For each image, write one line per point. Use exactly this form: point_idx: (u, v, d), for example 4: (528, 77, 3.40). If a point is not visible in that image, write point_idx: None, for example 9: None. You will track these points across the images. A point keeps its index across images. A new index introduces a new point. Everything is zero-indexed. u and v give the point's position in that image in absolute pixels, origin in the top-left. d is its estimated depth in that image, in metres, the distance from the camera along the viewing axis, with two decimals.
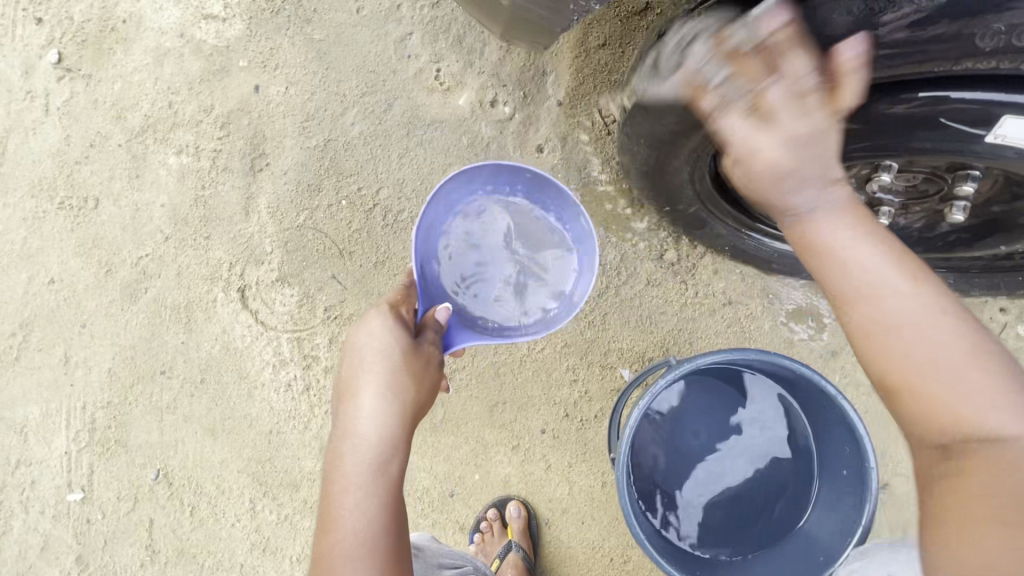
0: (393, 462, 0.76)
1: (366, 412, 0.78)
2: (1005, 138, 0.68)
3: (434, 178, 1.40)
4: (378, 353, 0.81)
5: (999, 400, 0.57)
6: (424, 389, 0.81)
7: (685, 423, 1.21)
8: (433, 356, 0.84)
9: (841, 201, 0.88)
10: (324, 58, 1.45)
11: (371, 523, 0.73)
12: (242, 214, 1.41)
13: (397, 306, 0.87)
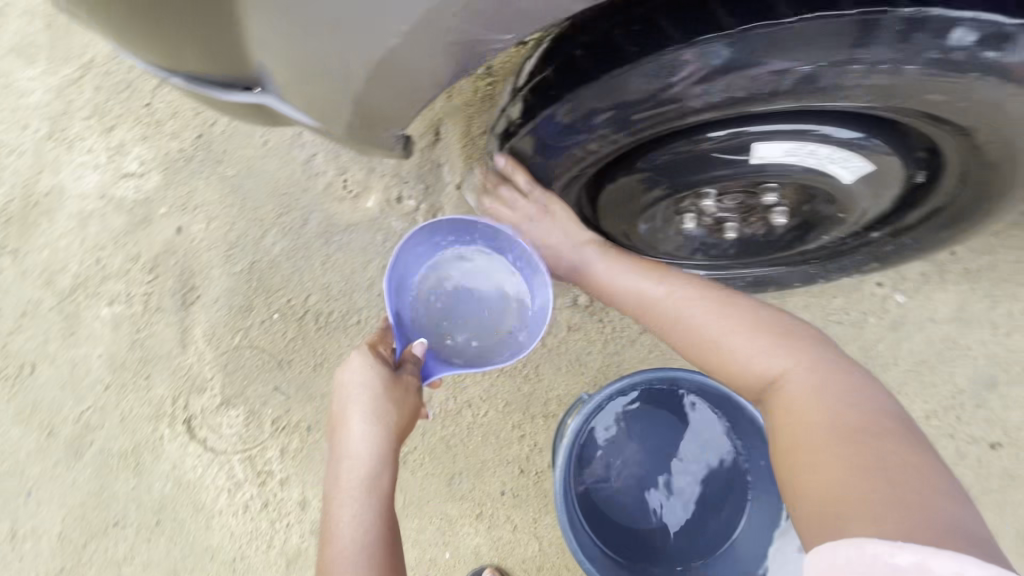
0: (383, 474, 0.90)
1: (358, 433, 0.90)
2: (764, 158, 0.84)
3: (357, 275, 1.50)
4: (363, 386, 0.92)
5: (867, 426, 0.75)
6: (404, 413, 0.94)
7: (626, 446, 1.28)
8: (412, 384, 0.96)
9: (688, 225, 1.04)
10: (239, 191, 1.58)
11: (366, 527, 0.87)
12: (179, 347, 1.47)
13: (375, 345, 0.98)
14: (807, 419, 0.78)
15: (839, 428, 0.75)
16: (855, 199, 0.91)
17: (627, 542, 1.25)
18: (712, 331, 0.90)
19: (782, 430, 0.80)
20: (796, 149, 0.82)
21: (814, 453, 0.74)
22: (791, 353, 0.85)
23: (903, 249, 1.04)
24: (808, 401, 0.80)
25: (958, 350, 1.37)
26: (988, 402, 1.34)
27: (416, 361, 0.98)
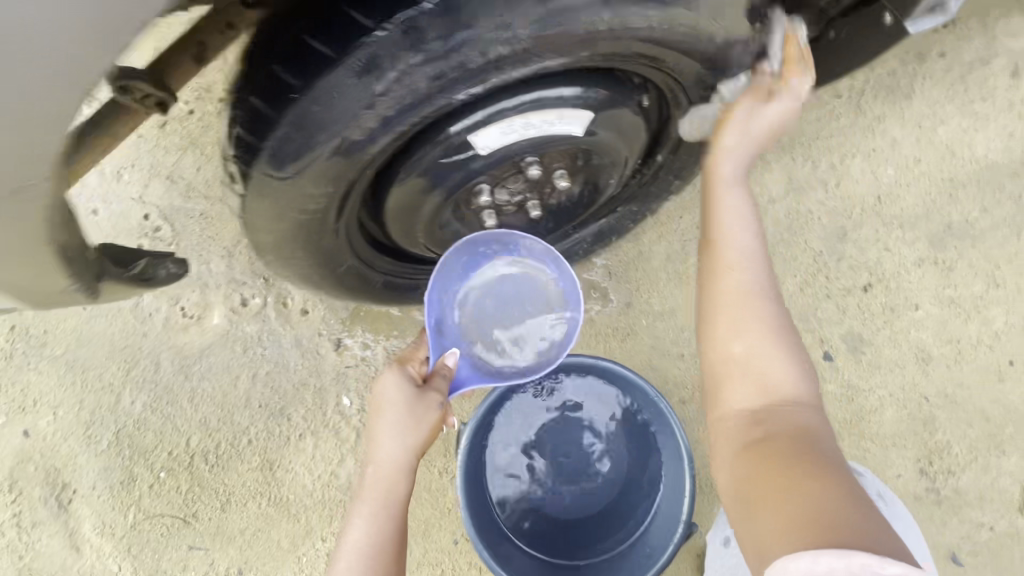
0: (402, 484, 0.84)
1: (383, 441, 0.84)
2: (489, 146, 0.82)
3: (230, 396, 1.41)
4: (392, 400, 0.86)
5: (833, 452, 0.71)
6: (426, 429, 0.86)
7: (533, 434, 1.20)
8: (436, 400, 0.87)
9: (492, 222, 1.02)
10: (75, 365, 1.44)
11: (379, 537, 0.80)
12: (74, 553, 1.33)
13: (405, 364, 0.93)
14: (798, 434, 0.72)
15: (825, 465, 0.68)
16: (609, 144, 0.91)
17: (547, 536, 1.16)
18: (739, 328, 0.78)
19: (763, 442, 0.72)
20: (508, 127, 0.80)
21: (783, 477, 0.68)
22: (810, 390, 0.76)
23: (691, 162, 1.04)
24: (800, 422, 0.73)
25: (803, 219, 1.43)
26: (846, 253, 1.40)
27: (449, 373, 0.92)
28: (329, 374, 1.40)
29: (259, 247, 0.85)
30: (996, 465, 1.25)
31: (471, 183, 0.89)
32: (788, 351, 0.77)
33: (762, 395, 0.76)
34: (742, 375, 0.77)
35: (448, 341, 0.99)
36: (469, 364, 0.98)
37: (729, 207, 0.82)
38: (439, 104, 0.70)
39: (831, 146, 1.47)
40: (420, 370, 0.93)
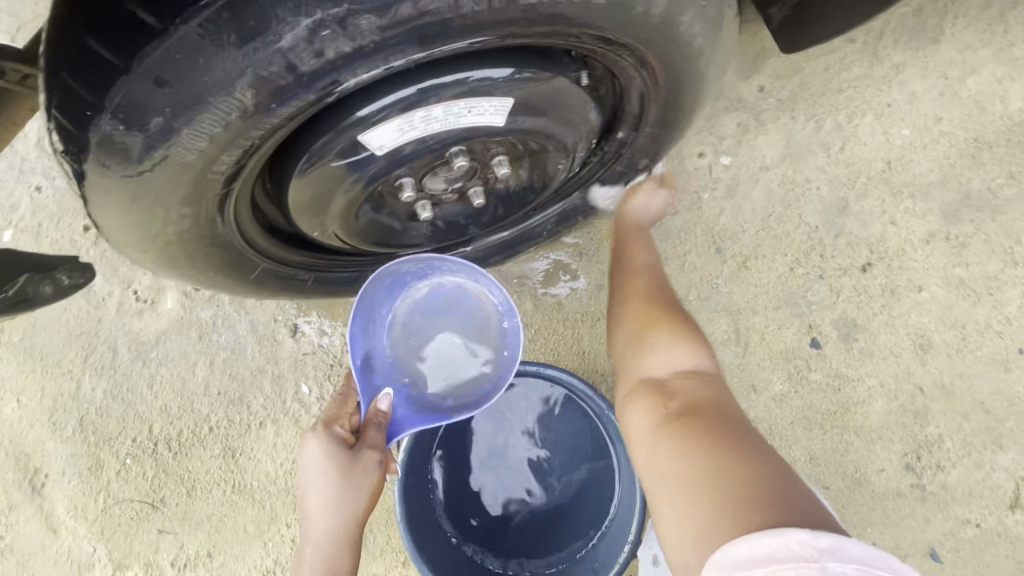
0: (342, 557, 0.84)
1: (319, 517, 0.84)
2: (386, 144, 0.71)
3: (190, 383, 1.37)
4: (319, 473, 0.83)
5: (750, 433, 0.72)
6: (367, 495, 0.86)
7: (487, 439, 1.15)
8: (374, 462, 0.85)
9: (428, 214, 0.90)
10: (34, 351, 1.41)
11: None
12: (50, 535, 1.36)
13: (332, 424, 0.88)
14: (715, 417, 0.74)
15: (734, 430, 0.71)
16: (547, 130, 0.77)
17: (493, 543, 1.12)
18: (651, 335, 0.91)
19: (677, 414, 0.77)
20: (406, 121, 0.68)
21: (699, 443, 0.69)
22: (714, 370, 0.86)
23: (657, 138, 0.89)
24: (716, 406, 0.77)
25: (799, 189, 1.27)
26: (845, 227, 1.25)
27: (382, 423, 0.88)
28: (287, 361, 1.35)
29: (133, 255, 0.75)
30: (990, 461, 1.16)
31: (382, 181, 0.78)
32: (689, 339, 0.89)
33: (681, 383, 0.82)
34: (653, 361, 0.87)
35: (381, 380, 0.96)
36: (406, 400, 0.95)
37: (644, 248, 1.10)
38: (303, 105, 0.59)
39: (837, 103, 1.29)
40: (350, 425, 0.89)
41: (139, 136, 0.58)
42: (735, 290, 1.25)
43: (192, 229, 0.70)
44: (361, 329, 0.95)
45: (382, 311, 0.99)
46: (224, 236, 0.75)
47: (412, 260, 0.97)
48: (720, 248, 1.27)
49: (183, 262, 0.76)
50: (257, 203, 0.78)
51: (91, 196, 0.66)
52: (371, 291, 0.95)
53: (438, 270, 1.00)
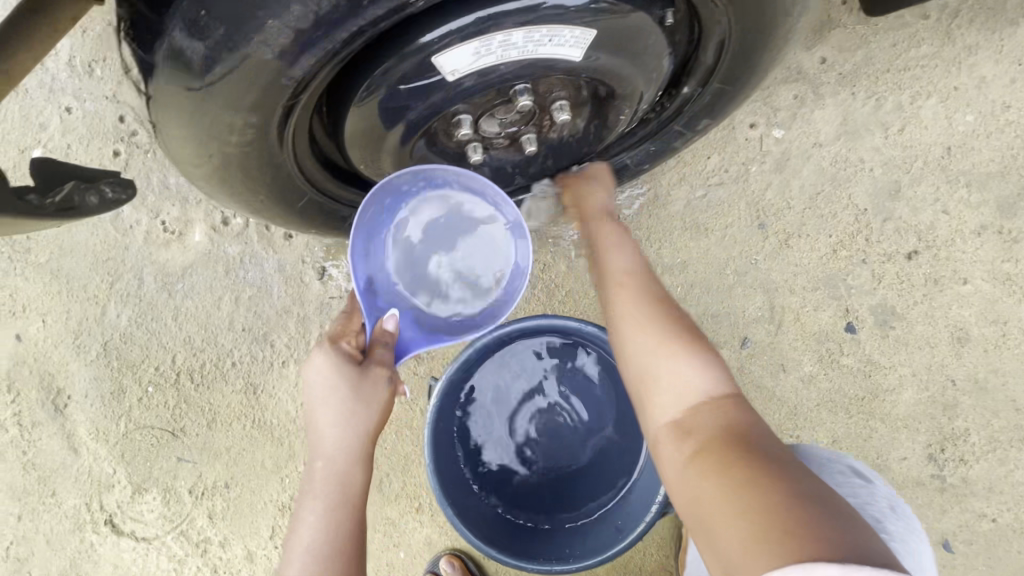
0: (357, 475, 0.77)
1: (330, 431, 0.77)
2: (459, 70, 0.68)
3: (214, 317, 1.37)
4: (330, 384, 0.78)
5: (780, 453, 0.61)
6: (378, 412, 0.79)
7: (509, 391, 1.08)
8: (384, 376, 0.79)
9: (479, 157, 0.87)
10: (60, 274, 1.40)
11: (336, 531, 0.74)
12: (71, 454, 1.38)
13: (338, 340, 0.82)
14: (734, 441, 0.62)
15: (758, 458, 0.59)
16: (619, 73, 0.73)
17: (514, 497, 1.08)
18: (640, 340, 0.74)
19: (697, 453, 0.63)
20: (484, 45, 0.65)
21: (732, 491, 0.57)
22: (726, 382, 0.69)
23: (724, 96, 0.85)
24: (730, 423, 0.65)
25: (851, 169, 1.23)
26: (894, 213, 1.21)
27: (391, 341, 0.81)
28: (313, 303, 1.35)
29: (188, 173, 0.74)
30: (1014, 459, 1.15)
31: (443, 114, 0.75)
32: (693, 347, 0.72)
33: (688, 400, 0.69)
34: (657, 381, 0.71)
35: (384, 301, 0.87)
36: (411, 322, 0.87)
37: (622, 241, 0.86)
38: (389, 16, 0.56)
39: (902, 82, 1.23)
40: (357, 343, 0.83)
41: (215, 40, 0.57)
42: (774, 268, 1.23)
43: (250, 149, 0.68)
44: (361, 249, 0.86)
45: (378, 231, 0.88)
46: (280, 160, 0.73)
47: (411, 174, 0.84)
48: (763, 223, 1.24)
49: (235, 184, 0.74)
50: (316, 138, 0.77)
51: (157, 105, 0.65)
52: (368, 209, 0.84)
53: (442, 184, 0.88)
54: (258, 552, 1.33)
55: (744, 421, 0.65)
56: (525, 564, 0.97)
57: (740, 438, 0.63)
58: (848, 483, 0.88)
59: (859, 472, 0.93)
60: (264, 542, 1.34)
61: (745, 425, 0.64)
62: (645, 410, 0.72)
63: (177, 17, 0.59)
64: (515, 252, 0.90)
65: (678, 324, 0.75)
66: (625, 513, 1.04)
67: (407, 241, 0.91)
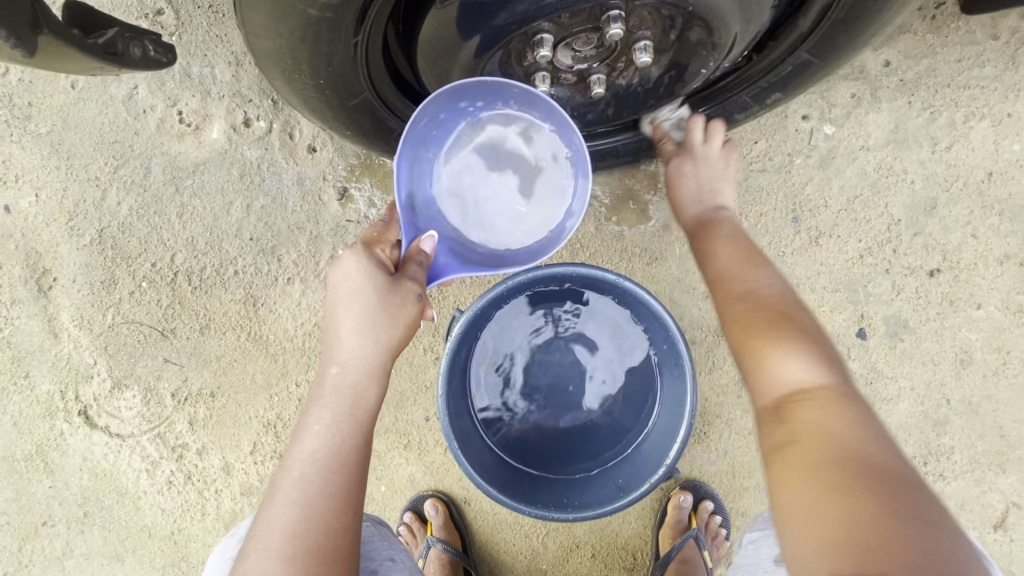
0: (370, 390, 0.73)
1: (349, 337, 0.73)
2: None
3: (221, 221, 1.31)
4: (357, 289, 0.74)
5: (883, 450, 0.61)
6: (403, 326, 0.76)
7: (521, 338, 1.08)
8: (412, 292, 0.75)
9: (543, 88, 0.84)
10: (60, 148, 1.31)
11: (339, 443, 0.70)
12: (51, 338, 1.32)
13: (373, 245, 0.78)
14: (838, 437, 0.62)
15: (860, 453, 0.60)
16: (720, 12, 0.70)
17: (514, 443, 1.08)
18: (763, 336, 0.73)
19: (785, 448, 0.64)
20: None
21: (819, 485, 0.58)
22: (846, 386, 0.68)
23: (805, 70, 0.83)
24: (836, 419, 0.64)
25: (892, 178, 1.22)
26: (925, 228, 1.22)
27: (424, 262, 0.77)
28: (328, 223, 1.30)
29: (250, 41, 0.68)
30: (990, 481, 1.20)
31: (533, 29, 0.70)
32: (803, 337, 0.72)
33: (795, 393, 0.69)
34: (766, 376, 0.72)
35: (422, 223, 0.82)
36: (448, 247, 0.82)
37: (721, 248, 0.84)
38: None
39: (959, 98, 1.21)
40: (392, 254, 0.79)
41: None
42: (799, 263, 1.23)
43: (322, 25, 0.62)
44: (405, 159, 0.79)
45: (428, 144, 0.84)
46: (349, 50, 0.67)
47: (474, 91, 0.80)
48: (797, 218, 1.23)
49: (295, 65, 0.69)
50: (387, 43, 0.72)
51: None
52: (421, 117, 0.78)
53: (498, 104, 0.84)
54: (235, 465, 1.31)
55: (855, 420, 0.64)
56: (521, 505, 0.96)
57: (846, 434, 0.62)
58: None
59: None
60: (243, 456, 1.31)
61: (855, 422, 0.63)
62: (754, 386, 0.74)
63: None
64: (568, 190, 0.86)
65: (804, 324, 0.74)
66: (627, 473, 1.03)
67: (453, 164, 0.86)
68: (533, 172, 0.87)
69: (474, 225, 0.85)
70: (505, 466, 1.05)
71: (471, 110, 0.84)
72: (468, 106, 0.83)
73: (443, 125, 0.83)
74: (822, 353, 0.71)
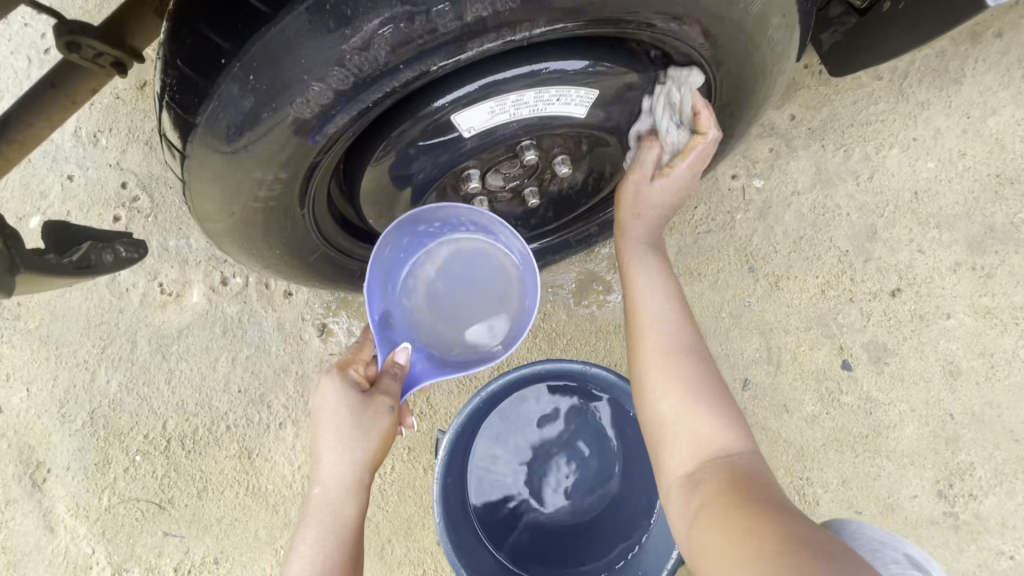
0: (352, 504, 0.77)
1: (328, 457, 0.78)
2: (474, 127, 0.71)
3: (209, 379, 1.34)
4: (333, 410, 0.78)
5: (778, 495, 0.62)
6: (378, 440, 0.79)
7: (526, 436, 1.12)
8: (386, 405, 0.78)
9: (484, 210, 0.92)
10: (49, 340, 1.36)
11: (326, 562, 0.75)
12: (47, 534, 1.29)
13: (347, 367, 0.83)
14: (748, 486, 0.63)
15: (762, 496, 0.61)
16: (615, 126, 0.79)
17: (531, 554, 1.09)
18: (669, 391, 0.75)
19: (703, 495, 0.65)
20: (499, 104, 0.69)
21: (725, 525, 0.59)
22: (751, 443, 0.71)
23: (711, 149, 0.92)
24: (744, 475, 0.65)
25: (830, 214, 1.30)
26: (874, 253, 1.28)
27: (400, 373, 0.80)
28: (312, 360, 1.34)
29: (210, 229, 0.75)
30: (1022, 491, 1.16)
31: (458, 170, 0.79)
32: (723, 411, 0.73)
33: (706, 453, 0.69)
34: (689, 429, 0.72)
35: (397, 335, 0.87)
36: (424, 355, 0.86)
37: (649, 283, 0.83)
38: (413, 77, 0.59)
39: (866, 134, 1.33)
40: (366, 372, 0.83)
41: (235, 117, 0.60)
42: (767, 308, 1.27)
43: (268, 208, 0.70)
44: (378, 284, 0.85)
45: (394, 266, 0.89)
46: (294, 219, 0.74)
47: (430, 216, 0.85)
48: (753, 267, 1.29)
49: (254, 240, 0.76)
50: (332, 201, 0.80)
51: (190, 171, 0.66)
52: (386, 249, 0.84)
53: (450, 223, 0.89)
54: None
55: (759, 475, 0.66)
56: None
57: (757, 484, 0.64)
58: (909, 574, 0.64)
59: (917, 563, 0.68)
60: None
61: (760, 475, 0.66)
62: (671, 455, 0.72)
63: (213, 96, 0.59)
64: (526, 283, 0.90)
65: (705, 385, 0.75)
66: (645, 560, 1.03)
67: (424, 280, 0.92)
68: (500, 276, 0.93)
69: (449, 332, 0.90)
70: None
71: (427, 232, 0.89)
72: (426, 228, 0.88)
73: (404, 250, 0.89)
74: (728, 419, 0.72)
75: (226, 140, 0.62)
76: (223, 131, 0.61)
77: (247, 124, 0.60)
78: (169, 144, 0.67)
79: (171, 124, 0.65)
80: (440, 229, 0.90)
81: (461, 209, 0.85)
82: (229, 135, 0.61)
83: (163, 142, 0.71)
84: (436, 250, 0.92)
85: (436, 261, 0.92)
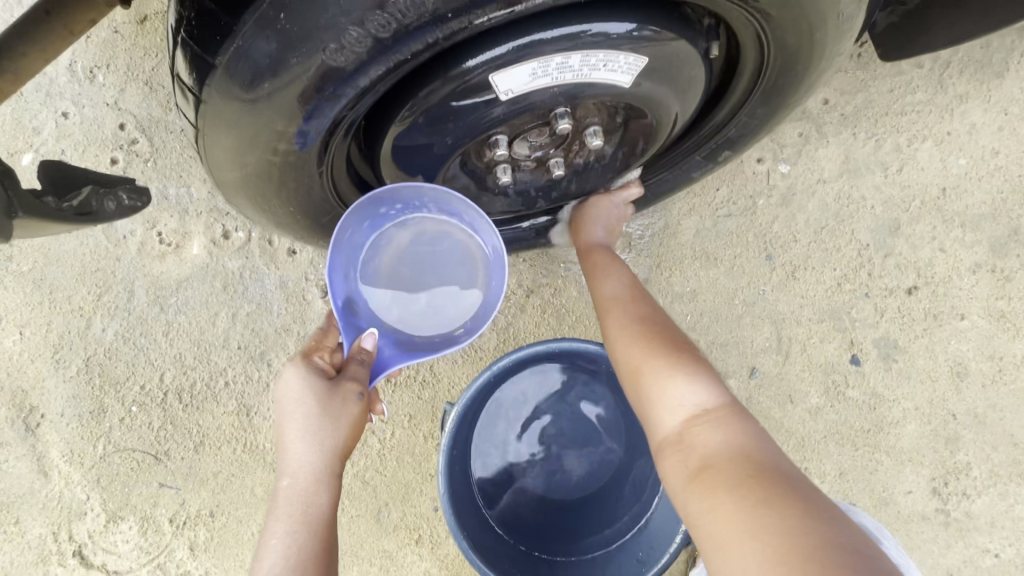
0: (321, 493, 0.76)
1: (296, 448, 0.76)
2: (512, 90, 0.66)
3: (208, 334, 1.31)
4: (298, 399, 0.77)
5: (757, 449, 0.66)
6: (347, 427, 0.78)
7: (527, 412, 1.12)
8: (354, 391, 0.77)
9: (507, 178, 0.87)
10: (43, 284, 1.32)
11: (298, 549, 0.72)
12: (40, 478, 1.28)
13: (313, 356, 0.81)
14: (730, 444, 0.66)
15: (743, 454, 0.65)
16: (657, 99, 0.74)
17: (529, 527, 1.10)
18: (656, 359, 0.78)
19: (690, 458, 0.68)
20: (542, 66, 0.64)
21: (717, 485, 0.62)
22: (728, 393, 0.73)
23: (748, 131, 0.89)
24: (724, 431, 0.68)
25: (854, 205, 1.27)
26: (894, 248, 1.25)
27: (366, 359, 0.79)
28: (314, 322, 1.31)
29: (221, 180, 0.71)
30: (1014, 494, 1.17)
31: (488, 135, 0.74)
32: (693, 365, 0.76)
33: (689, 413, 0.72)
34: (670, 391, 0.75)
35: (364, 320, 0.83)
36: (391, 339, 0.83)
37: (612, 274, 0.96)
38: (457, 31, 0.54)
39: (900, 124, 1.28)
40: (332, 359, 0.82)
41: (259, 59, 0.55)
42: (781, 298, 1.25)
43: (286, 163, 0.65)
44: (337, 267, 0.81)
45: (355, 250, 0.84)
46: (312, 177, 0.70)
47: (392, 197, 0.81)
48: (770, 255, 1.26)
49: (268, 196, 0.72)
50: (351, 160, 0.75)
51: (205, 118, 0.62)
52: (346, 229, 0.79)
53: (414, 206, 0.84)
54: None
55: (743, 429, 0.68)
56: None
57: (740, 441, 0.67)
58: None
59: None
60: None
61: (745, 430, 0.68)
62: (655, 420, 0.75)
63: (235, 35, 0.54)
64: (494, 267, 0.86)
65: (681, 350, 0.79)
66: (645, 544, 1.04)
67: (387, 264, 0.87)
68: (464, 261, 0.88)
69: (412, 315, 0.86)
70: (518, 553, 1.07)
71: (390, 213, 0.84)
72: (388, 211, 0.83)
73: (364, 233, 0.84)
74: (705, 375, 0.75)
75: (247, 86, 0.57)
76: (245, 75, 0.56)
77: (273, 70, 0.55)
78: (182, 85, 0.62)
79: (185, 66, 0.60)
80: (403, 211, 0.85)
81: (427, 189, 0.81)
82: (250, 79, 0.56)
83: (175, 84, 0.65)
84: (396, 234, 0.87)
85: (397, 245, 0.88)
